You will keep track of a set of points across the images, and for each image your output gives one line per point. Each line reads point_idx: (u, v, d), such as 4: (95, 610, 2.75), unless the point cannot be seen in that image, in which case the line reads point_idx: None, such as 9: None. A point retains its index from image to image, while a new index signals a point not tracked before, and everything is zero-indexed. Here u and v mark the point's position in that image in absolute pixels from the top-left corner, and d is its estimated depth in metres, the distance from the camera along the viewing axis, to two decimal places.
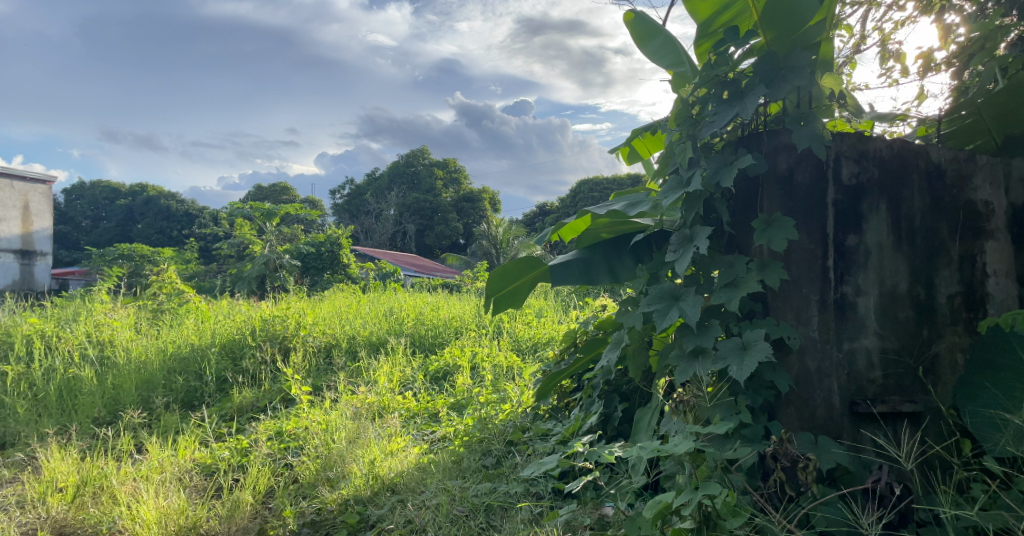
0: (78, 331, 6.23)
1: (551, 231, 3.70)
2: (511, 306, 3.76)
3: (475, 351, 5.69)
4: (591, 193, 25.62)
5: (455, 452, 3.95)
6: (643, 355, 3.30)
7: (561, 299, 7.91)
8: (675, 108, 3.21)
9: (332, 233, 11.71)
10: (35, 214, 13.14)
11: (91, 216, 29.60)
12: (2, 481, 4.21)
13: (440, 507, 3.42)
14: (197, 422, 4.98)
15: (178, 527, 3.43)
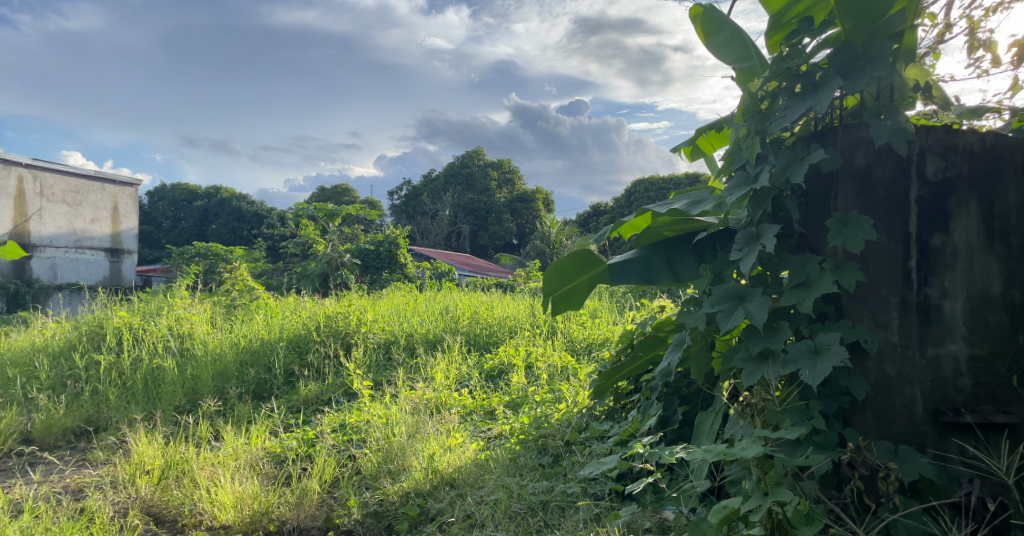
0: (160, 323, 6.53)
1: (609, 229, 3.63)
2: (569, 307, 3.71)
3: (530, 351, 5.69)
4: (647, 193, 25.24)
5: (511, 449, 3.96)
6: (706, 357, 3.22)
7: (616, 301, 7.82)
8: (742, 103, 3.13)
9: (389, 233, 11.92)
10: (123, 215, 16.55)
11: (171, 216, 30.90)
12: (95, 462, 4.43)
13: (498, 503, 3.44)
14: (267, 413, 5.14)
15: (252, 512, 3.55)
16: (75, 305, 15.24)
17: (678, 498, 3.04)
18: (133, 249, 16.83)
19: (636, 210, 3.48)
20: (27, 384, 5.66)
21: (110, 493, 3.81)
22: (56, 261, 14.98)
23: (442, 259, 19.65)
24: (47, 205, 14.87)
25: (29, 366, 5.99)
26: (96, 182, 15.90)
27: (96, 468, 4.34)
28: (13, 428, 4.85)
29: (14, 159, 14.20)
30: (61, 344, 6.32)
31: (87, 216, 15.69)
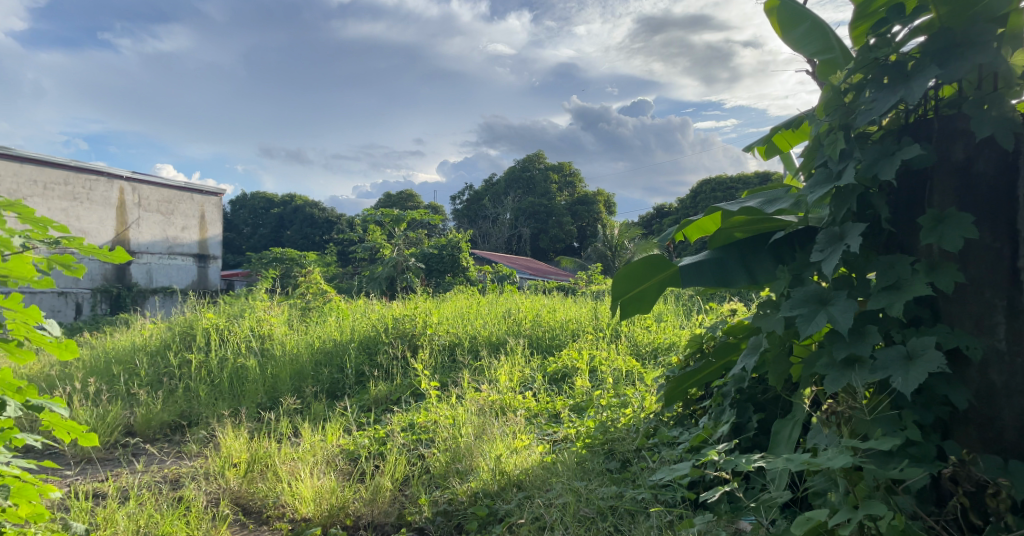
0: (243, 325, 6.81)
1: (675, 230, 3.61)
2: (637, 310, 3.62)
3: (594, 355, 5.65)
4: (716, 193, 24.68)
5: (579, 453, 3.93)
6: (784, 362, 3.13)
7: (682, 305, 7.66)
8: (824, 97, 3.05)
9: (453, 238, 12.06)
10: (210, 222, 17.34)
11: (252, 224, 32.21)
12: (191, 454, 4.65)
13: (567, 506, 3.41)
14: (341, 411, 5.29)
15: (330, 506, 3.65)
16: (168, 307, 16.12)
17: (755, 509, 2.98)
18: (217, 255, 17.61)
19: (706, 210, 3.43)
20: (128, 381, 6.00)
21: (203, 484, 4.01)
22: (150, 266, 15.84)
23: (504, 262, 19.71)
24: (142, 214, 15.77)
25: (129, 363, 6.36)
26: (185, 192, 16.74)
27: (191, 459, 4.56)
28: (118, 421, 5.14)
29: (115, 171, 15.10)
30: (156, 344, 6.68)
31: (177, 224, 16.56)
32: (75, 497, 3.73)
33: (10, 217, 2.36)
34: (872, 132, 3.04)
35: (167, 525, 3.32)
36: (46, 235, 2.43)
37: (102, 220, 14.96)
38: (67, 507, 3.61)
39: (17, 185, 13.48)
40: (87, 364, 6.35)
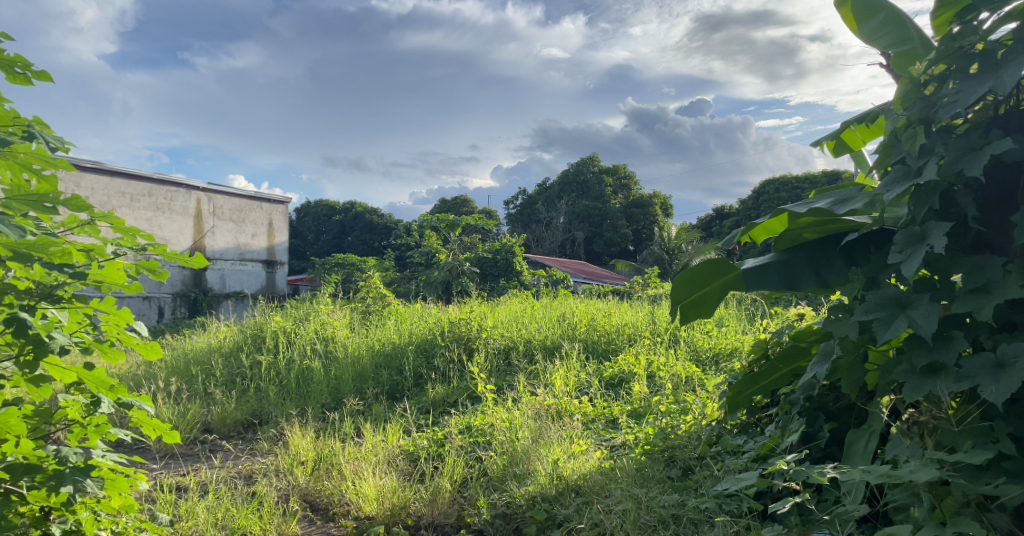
0: (308, 328, 7.06)
1: (741, 233, 3.52)
2: (699, 315, 3.58)
3: (651, 360, 5.63)
4: (778, 193, 24.10)
5: (637, 460, 3.93)
6: (858, 370, 3.10)
7: (745, 309, 7.52)
8: (901, 90, 2.99)
9: (507, 242, 12.18)
10: (277, 230, 17.93)
11: (313, 231, 33.16)
12: (263, 451, 4.85)
13: (627, 513, 3.39)
14: (400, 413, 5.43)
15: (392, 505, 3.77)
16: (240, 311, 16.76)
17: (829, 521, 2.87)
18: (284, 261, 18.18)
19: (773, 211, 3.39)
20: (206, 380, 6.32)
21: (275, 480, 4.20)
22: (224, 272, 16.52)
23: (558, 266, 19.70)
24: (217, 223, 16.44)
25: (206, 363, 6.67)
26: (255, 201, 17.37)
27: (262, 456, 4.77)
28: (197, 419, 5.40)
29: (192, 183, 15.81)
30: (230, 346, 6.99)
31: (248, 232, 17.18)
32: (160, 490, 3.96)
33: (103, 227, 2.59)
34: (957, 124, 2.96)
35: (243, 518, 3.51)
36: (135, 243, 2.65)
37: (181, 229, 15.64)
38: (154, 499, 3.84)
39: (107, 197, 14.19)
40: (168, 364, 6.72)
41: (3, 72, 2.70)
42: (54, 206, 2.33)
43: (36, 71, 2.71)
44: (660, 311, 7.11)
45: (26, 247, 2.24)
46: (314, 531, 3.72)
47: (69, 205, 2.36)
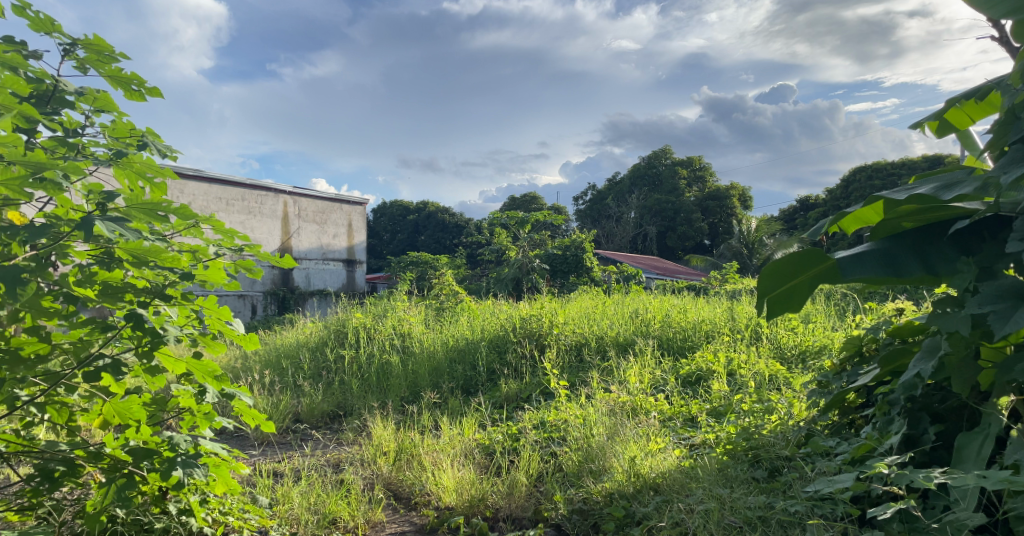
0: (386, 324, 7.30)
1: (830, 223, 3.28)
2: (785, 309, 3.34)
3: (731, 358, 5.52)
4: (869, 182, 23.06)
5: (720, 460, 3.84)
6: (971, 368, 2.94)
7: (834, 305, 7.25)
8: (1020, 64, 2.84)
9: (576, 238, 12.20)
10: (355, 231, 18.52)
11: (389, 232, 34.07)
12: (348, 441, 5.07)
13: (709, 514, 3.34)
14: (476, 407, 5.55)
15: (470, 497, 3.88)
16: (324, 309, 17.39)
17: (938, 529, 2.72)
18: (362, 260, 18.74)
19: (865, 199, 3.18)
20: (295, 373, 6.64)
21: (360, 469, 4.39)
22: (308, 271, 17.18)
23: (632, 262, 19.53)
24: (302, 225, 17.10)
25: (294, 357, 7.00)
26: (335, 203, 17.97)
27: (347, 446, 4.99)
28: (288, 409, 5.70)
29: (279, 187, 16.48)
30: (315, 340, 7.31)
31: (330, 232, 17.81)
32: (259, 475, 4.20)
33: (206, 230, 2.81)
34: None
35: (333, 504, 3.70)
36: (234, 243, 2.86)
37: (271, 231, 16.32)
38: (254, 482, 4.10)
39: (208, 203, 14.86)
40: (261, 356, 7.10)
41: (120, 90, 2.97)
42: (166, 214, 2.51)
43: (149, 87, 2.99)
44: (738, 306, 6.96)
45: (143, 251, 2.43)
46: (397, 519, 3.87)
47: (178, 213, 2.55)
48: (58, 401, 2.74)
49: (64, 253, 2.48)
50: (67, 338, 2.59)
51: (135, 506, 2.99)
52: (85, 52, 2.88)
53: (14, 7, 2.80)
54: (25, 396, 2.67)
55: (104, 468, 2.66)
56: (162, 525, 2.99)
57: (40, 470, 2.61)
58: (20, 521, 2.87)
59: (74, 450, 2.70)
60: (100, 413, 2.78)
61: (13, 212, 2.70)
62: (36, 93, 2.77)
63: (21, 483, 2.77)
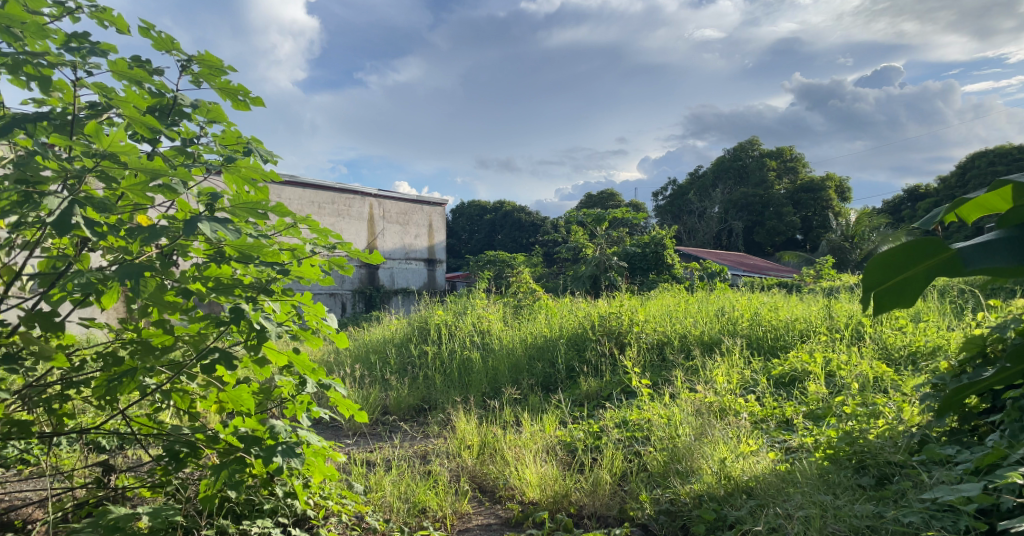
0: (466, 322, 7.43)
1: (945, 211, 2.95)
2: (898, 304, 2.92)
3: (830, 358, 5.30)
4: (993, 169, 21.46)
5: (820, 465, 3.71)
6: None
7: (949, 303, 6.78)
8: None
9: (656, 235, 12.01)
10: (435, 231, 18.92)
11: (467, 232, 34.57)
12: (433, 434, 5.20)
13: (810, 520, 3.22)
14: (557, 404, 5.57)
15: (554, 492, 3.91)
16: (407, 307, 17.83)
17: None
18: (442, 260, 19.12)
19: (989, 185, 2.81)
20: (382, 368, 6.86)
21: (447, 462, 4.50)
22: (392, 270, 17.64)
23: (718, 260, 19.03)
24: (386, 226, 17.55)
25: (382, 352, 7.24)
26: (416, 204, 18.37)
27: (432, 438, 5.12)
28: (377, 401, 5.90)
29: (363, 189, 16.94)
30: (400, 337, 7.53)
31: (412, 233, 18.22)
32: (354, 463, 4.38)
33: (303, 229, 2.98)
34: None
35: (422, 494, 3.82)
36: (327, 242, 3.03)
37: (357, 232, 16.84)
38: (349, 471, 4.27)
39: (302, 207, 15.42)
40: (351, 351, 7.37)
41: (229, 101, 3.14)
42: (265, 212, 2.66)
43: (251, 96, 3.15)
44: (836, 304, 6.68)
45: (247, 248, 2.60)
46: (483, 511, 3.95)
47: (276, 212, 2.70)
48: (180, 388, 2.93)
49: (183, 250, 2.68)
50: (187, 330, 2.79)
51: (247, 489, 3.22)
52: (199, 67, 3.07)
53: (138, 27, 3.01)
54: (152, 383, 2.87)
55: (219, 451, 2.86)
56: (270, 506, 3.23)
57: (168, 450, 2.83)
58: (150, 496, 3.24)
59: (195, 434, 2.89)
60: (216, 400, 2.98)
61: (141, 216, 2.95)
62: (157, 106, 2.97)
63: (151, 463, 3.08)
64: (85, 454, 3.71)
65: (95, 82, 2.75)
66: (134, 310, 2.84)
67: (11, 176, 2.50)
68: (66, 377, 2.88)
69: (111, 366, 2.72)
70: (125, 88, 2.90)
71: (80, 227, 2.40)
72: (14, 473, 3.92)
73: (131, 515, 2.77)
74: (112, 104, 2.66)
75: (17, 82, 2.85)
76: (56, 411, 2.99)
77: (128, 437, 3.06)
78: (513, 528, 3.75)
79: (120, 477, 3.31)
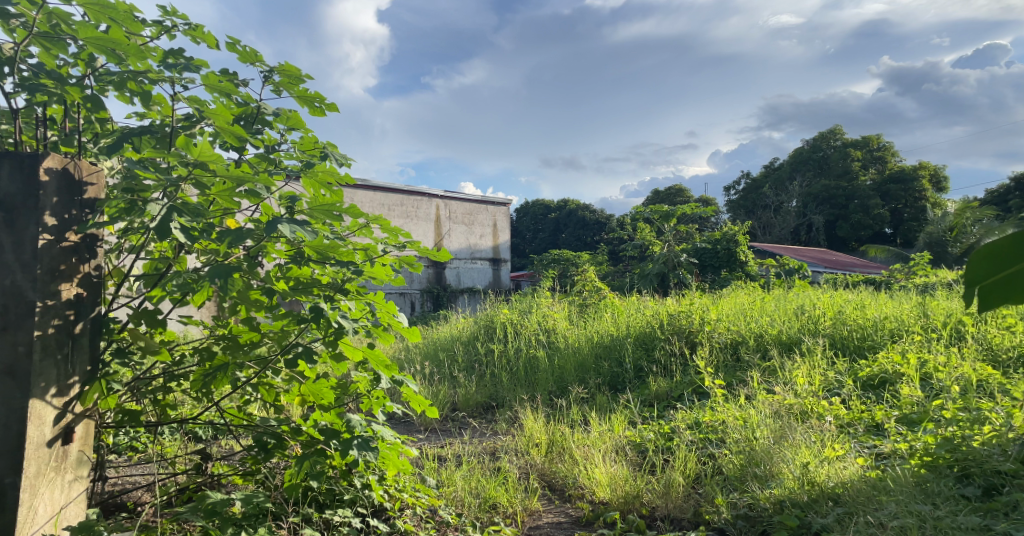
0: (532, 321, 7.41)
1: None
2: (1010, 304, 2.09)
3: (926, 360, 5.02)
4: None
5: (918, 473, 3.50)
6: None
7: None
8: None
9: (727, 231, 11.69)
10: (500, 231, 19.02)
11: (531, 231, 34.62)
12: (501, 431, 5.21)
13: (906, 531, 3.06)
14: (624, 404, 5.49)
15: (625, 493, 3.83)
16: (473, 306, 17.97)
17: None
18: (506, 259, 19.21)
19: None
20: (450, 365, 6.93)
21: (516, 459, 4.48)
22: (457, 270, 17.81)
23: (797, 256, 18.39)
24: (452, 226, 17.72)
25: (449, 350, 7.31)
26: (480, 204, 18.51)
27: (500, 436, 5.11)
28: (446, 398, 5.96)
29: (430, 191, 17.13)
30: (468, 335, 7.59)
31: (477, 233, 18.35)
32: (426, 458, 4.42)
33: (375, 229, 3.00)
34: None
35: (493, 489, 3.82)
36: (398, 241, 3.05)
37: (425, 233, 17.05)
38: (421, 465, 4.32)
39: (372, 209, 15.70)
40: (420, 348, 7.47)
41: (306, 108, 3.20)
42: (340, 214, 2.69)
43: (327, 102, 3.19)
44: (932, 302, 6.31)
45: (324, 248, 2.65)
46: (552, 509, 3.92)
47: (350, 214, 2.73)
48: (267, 382, 3.04)
49: (267, 252, 2.76)
50: (272, 327, 2.89)
51: (327, 479, 3.28)
52: (280, 77, 3.14)
53: (226, 41, 3.09)
54: (242, 377, 2.98)
55: (303, 443, 2.94)
56: (350, 496, 3.29)
57: (257, 441, 2.94)
58: (243, 484, 3.34)
59: (281, 425, 3.02)
60: (298, 393, 3.05)
61: (229, 220, 3.04)
62: (243, 116, 3.06)
63: (242, 451, 3.21)
64: (186, 442, 3.85)
65: (190, 95, 2.83)
66: (226, 308, 2.95)
67: (119, 185, 2.61)
68: (168, 371, 3.02)
69: (206, 362, 2.84)
70: (214, 100, 2.99)
71: (177, 231, 2.49)
72: (122, 459, 4.14)
73: (226, 500, 2.85)
74: (204, 115, 2.73)
75: (121, 98, 2.98)
76: (159, 401, 3.17)
77: (221, 428, 3.20)
78: (584, 527, 3.70)
79: (215, 464, 3.42)
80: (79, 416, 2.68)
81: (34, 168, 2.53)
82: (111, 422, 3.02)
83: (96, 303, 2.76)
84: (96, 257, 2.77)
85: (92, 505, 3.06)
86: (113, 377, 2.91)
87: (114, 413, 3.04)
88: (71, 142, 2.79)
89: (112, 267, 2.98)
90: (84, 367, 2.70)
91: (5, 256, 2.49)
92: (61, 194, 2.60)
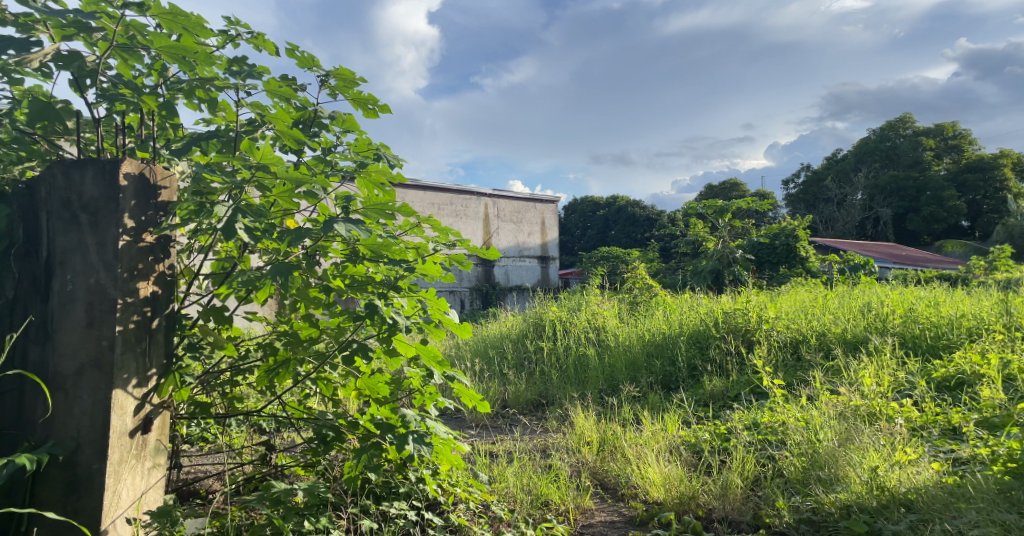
0: (581, 318, 7.35)
1: None
2: None
3: (1009, 360, 4.77)
4: None
5: (998, 480, 3.23)
6: None
7: None
8: None
9: (787, 226, 11.38)
10: (548, 228, 18.96)
11: (580, 228, 34.44)
12: (552, 428, 5.17)
13: None
14: (678, 403, 5.38)
15: (680, 494, 3.75)
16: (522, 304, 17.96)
17: None
18: (554, 256, 19.14)
19: None
20: (500, 362, 6.92)
21: (568, 457, 4.44)
22: (506, 267, 17.82)
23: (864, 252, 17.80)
24: (500, 224, 17.74)
25: (499, 347, 7.31)
26: (528, 202, 18.49)
27: (551, 433, 5.07)
28: (497, 395, 5.96)
29: (478, 189, 17.16)
30: (517, 332, 7.57)
31: (525, 231, 18.33)
32: (478, 454, 4.42)
33: (426, 228, 3.01)
34: None
35: (544, 487, 3.79)
36: (448, 239, 3.05)
37: (474, 231, 17.10)
38: (474, 462, 4.32)
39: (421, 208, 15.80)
40: (469, 345, 7.49)
41: (361, 111, 3.21)
42: (392, 213, 2.69)
43: (380, 104, 3.20)
44: (1015, 300, 5.99)
45: (378, 247, 2.66)
46: (606, 508, 3.86)
47: (403, 213, 2.73)
48: (325, 377, 3.07)
49: (324, 251, 2.79)
50: (330, 324, 2.90)
51: (384, 472, 3.31)
52: (335, 81, 3.16)
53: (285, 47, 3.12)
54: (303, 371, 3.02)
55: (360, 436, 2.96)
56: (406, 489, 3.32)
57: (317, 433, 2.98)
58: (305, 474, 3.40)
59: (339, 419, 3.04)
60: (355, 388, 3.08)
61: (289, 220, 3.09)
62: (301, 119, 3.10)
63: (303, 444, 3.25)
64: (250, 434, 3.94)
65: (253, 101, 2.88)
66: (287, 305, 2.99)
67: (189, 189, 2.67)
68: (234, 365, 3.09)
69: (270, 357, 2.89)
70: (274, 105, 3.03)
71: (243, 233, 2.52)
72: (191, 449, 4.27)
73: (289, 490, 2.89)
74: (266, 120, 2.77)
75: (190, 106, 3.05)
76: (227, 394, 3.24)
77: (285, 421, 3.25)
78: (638, 527, 3.63)
79: (279, 455, 3.49)
80: (157, 407, 2.75)
81: (114, 174, 2.60)
82: (184, 413, 3.11)
83: (171, 300, 2.82)
84: (171, 257, 2.83)
85: (171, 491, 3.16)
86: (186, 371, 2.98)
87: (186, 404, 3.13)
88: (146, 148, 2.86)
89: (184, 266, 3.04)
90: (161, 360, 2.76)
91: (90, 258, 2.58)
92: (139, 198, 2.67)
